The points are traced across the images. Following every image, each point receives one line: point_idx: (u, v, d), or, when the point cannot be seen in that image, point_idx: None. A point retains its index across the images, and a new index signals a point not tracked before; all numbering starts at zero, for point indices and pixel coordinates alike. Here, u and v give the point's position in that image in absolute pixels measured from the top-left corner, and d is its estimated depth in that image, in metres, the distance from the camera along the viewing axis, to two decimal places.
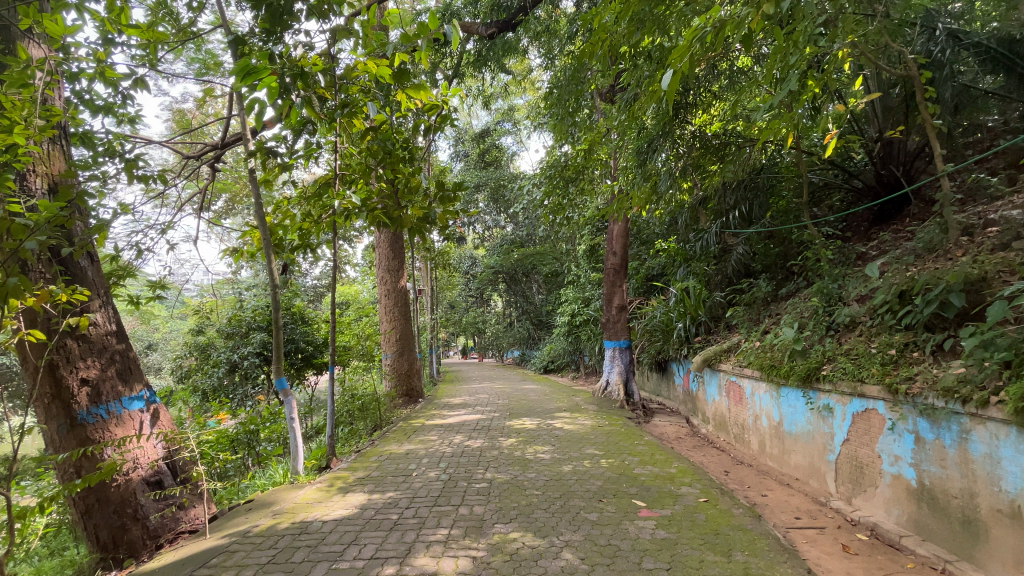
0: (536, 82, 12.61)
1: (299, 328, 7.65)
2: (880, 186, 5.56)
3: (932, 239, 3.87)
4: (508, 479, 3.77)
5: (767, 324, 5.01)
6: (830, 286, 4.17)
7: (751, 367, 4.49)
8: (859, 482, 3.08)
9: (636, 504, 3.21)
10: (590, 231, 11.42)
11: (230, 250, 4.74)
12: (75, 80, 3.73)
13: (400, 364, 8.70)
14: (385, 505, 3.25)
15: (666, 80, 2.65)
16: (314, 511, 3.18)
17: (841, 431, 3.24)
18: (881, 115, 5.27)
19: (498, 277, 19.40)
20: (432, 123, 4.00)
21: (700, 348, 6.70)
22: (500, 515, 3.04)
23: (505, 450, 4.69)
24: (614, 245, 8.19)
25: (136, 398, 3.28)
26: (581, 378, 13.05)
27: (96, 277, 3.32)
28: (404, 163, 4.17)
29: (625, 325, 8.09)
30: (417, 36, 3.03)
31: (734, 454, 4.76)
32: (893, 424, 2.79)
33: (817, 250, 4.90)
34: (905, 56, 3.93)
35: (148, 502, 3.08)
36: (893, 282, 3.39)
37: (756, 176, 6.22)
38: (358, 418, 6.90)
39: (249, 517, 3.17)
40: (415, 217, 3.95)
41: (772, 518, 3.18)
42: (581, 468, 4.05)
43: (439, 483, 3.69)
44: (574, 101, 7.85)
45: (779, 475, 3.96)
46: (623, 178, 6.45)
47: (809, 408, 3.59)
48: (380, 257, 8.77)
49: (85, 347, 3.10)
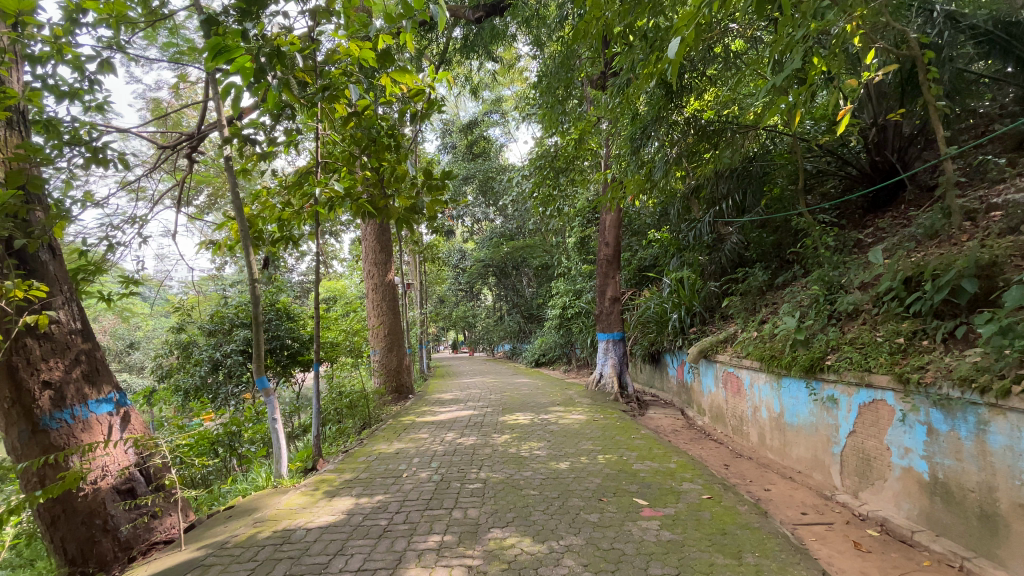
0: (524, 71, 12.37)
1: (285, 325, 7.51)
2: (874, 173, 5.58)
3: (933, 224, 3.80)
4: (502, 478, 3.62)
5: (764, 314, 4.91)
6: (831, 274, 4.08)
7: (749, 358, 4.37)
8: (867, 475, 2.97)
9: (637, 503, 3.07)
10: (581, 222, 11.25)
11: (206, 242, 4.42)
12: (40, 60, 3.52)
13: (389, 361, 8.49)
14: (374, 509, 3.08)
15: (673, 47, 2.57)
16: (299, 518, 2.99)
17: (846, 422, 3.14)
18: (875, 100, 5.23)
19: (488, 271, 19.21)
20: (418, 109, 3.99)
21: (695, 339, 6.58)
22: (496, 518, 2.89)
23: (498, 448, 4.53)
24: (607, 236, 8.05)
25: (105, 400, 3.04)
26: (574, 370, 12.99)
27: (59, 272, 3.06)
28: (389, 152, 4.11)
29: (618, 317, 7.97)
30: (402, 17, 3.00)
31: (733, 447, 4.65)
32: (903, 415, 2.68)
33: (815, 237, 4.80)
34: (909, 36, 3.80)
35: (119, 512, 2.85)
36: (898, 267, 3.29)
37: (749, 164, 6.17)
38: (346, 415, 6.71)
39: (228, 526, 2.95)
40: (402, 208, 3.83)
41: (778, 514, 3.06)
42: (579, 465, 3.92)
43: (430, 485, 3.52)
44: (563, 88, 7.93)
45: (781, 469, 3.84)
46: (615, 166, 6.29)
47: (812, 399, 3.48)
48: (367, 249, 8.55)
49: (46, 347, 2.86)
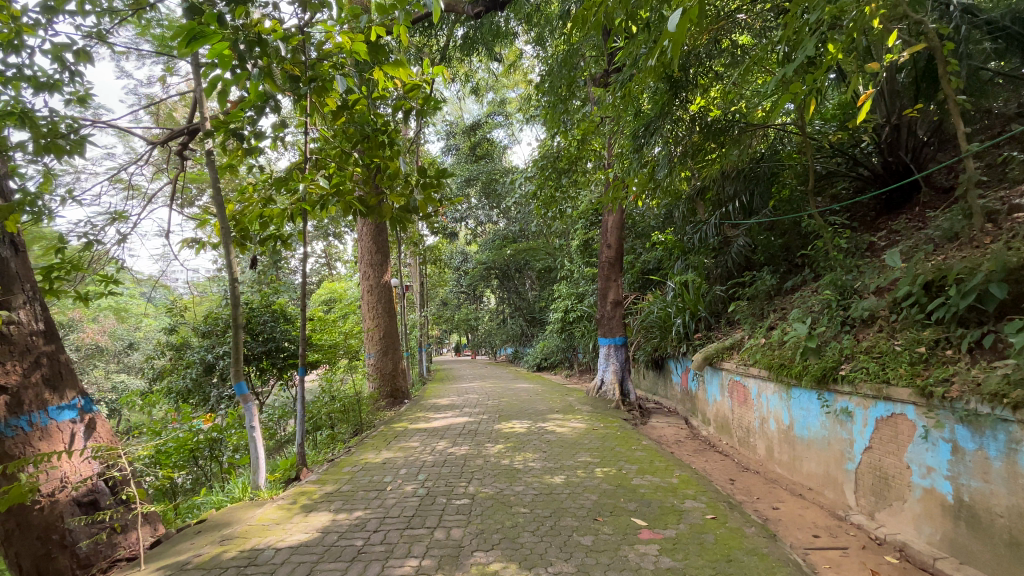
0: (527, 72, 12.18)
1: (279, 327, 7.38)
2: (887, 173, 5.35)
3: (953, 226, 3.59)
4: (492, 494, 3.41)
5: (773, 319, 4.69)
6: (844, 278, 3.86)
7: (757, 366, 4.15)
8: (884, 495, 2.75)
9: (634, 524, 2.86)
10: (584, 224, 11.06)
11: (188, 239, 4.08)
12: (14, 49, 3.37)
13: (384, 364, 8.31)
14: (350, 527, 2.88)
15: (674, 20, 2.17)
16: (269, 536, 2.79)
17: (861, 438, 2.91)
18: (889, 99, 5.06)
19: (490, 274, 19.05)
20: (413, 106, 3.86)
21: (700, 345, 6.35)
22: (480, 540, 2.68)
23: (490, 459, 4.33)
24: (609, 238, 7.82)
25: (67, 407, 2.89)
26: (575, 375, 12.81)
27: (22, 270, 2.91)
28: (383, 149, 3.95)
29: (620, 321, 7.75)
30: (394, 8, 2.92)
31: (738, 459, 4.43)
32: (925, 431, 2.47)
33: (826, 239, 4.57)
34: (928, 25, 3.57)
35: (78, 526, 2.70)
36: (917, 271, 3.08)
37: (756, 165, 5.96)
38: (339, 421, 6.52)
39: (193, 543, 2.76)
40: (396, 207, 3.66)
41: (787, 537, 2.84)
42: (574, 479, 3.70)
43: (415, 500, 3.32)
44: (565, 87, 7.74)
45: (790, 484, 3.62)
46: (617, 165, 6.08)
47: (824, 411, 3.25)
48: (363, 250, 8.38)
49: (4, 349, 2.71)
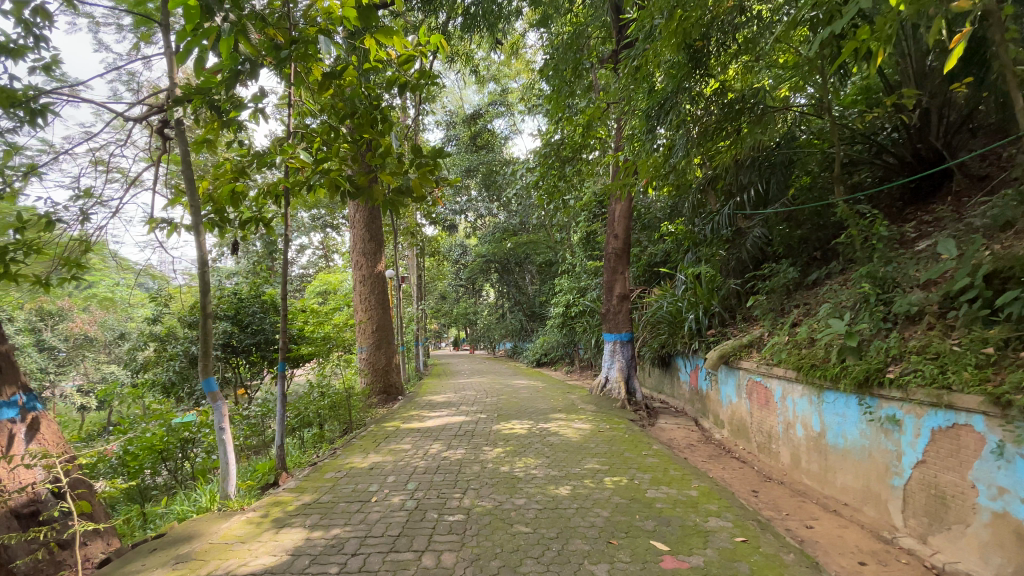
0: (531, 58, 11.70)
1: (269, 318, 7.02)
2: (916, 161, 4.99)
3: (1006, 214, 3.22)
4: (489, 508, 3.06)
5: (797, 315, 4.33)
6: (882, 270, 3.49)
7: (783, 366, 3.79)
8: (939, 517, 2.39)
9: (654, 549, 2.50)
10: (587, 216, 10.68)
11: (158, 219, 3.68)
12: None
13: (377, 359, 7.93)
14: (326, 549, 2.53)
15: None
16: (231, 559, 2.43)
17: (911, 450, 2.56)
18: (919, 81, 4.68)
19: (490, 267, 18.68)
20: (409, 79, 3.40)
21: (712, 343, 5.99)
22: (474, 569, 2.32)
23: (488, 465, 3.97)
24: (616, 228, 7.43)
25: (7, 405, 2.56)
26: (576, 372, 12.50)
27: None
28: (374, 125, 3.40)
29: (626, 316, 7.38)
30: None
31: (758, 468, 4.07)
32: (999, 446, 2.10)
33: (856, 228, 4.21)
34: None
35: (14, 542, 2.37)
36: (978, 262, 2.70)
37: (773, 151, 5.62)
38: (328, 419, 6.16)
39: (144, 565, 2.41)
40: (388, 189, 3.23)
41: (828, 564, 2.49)
42: (581, 491, 3.35)
43: (402, 515, 2.96)
44: (572, 70, 7.33)
45: (821, 498, 3.27)
46: (626, 149, 5.70)
47: (865, 418, 2.89)
48: (356, 238, 8.00)
49: None
